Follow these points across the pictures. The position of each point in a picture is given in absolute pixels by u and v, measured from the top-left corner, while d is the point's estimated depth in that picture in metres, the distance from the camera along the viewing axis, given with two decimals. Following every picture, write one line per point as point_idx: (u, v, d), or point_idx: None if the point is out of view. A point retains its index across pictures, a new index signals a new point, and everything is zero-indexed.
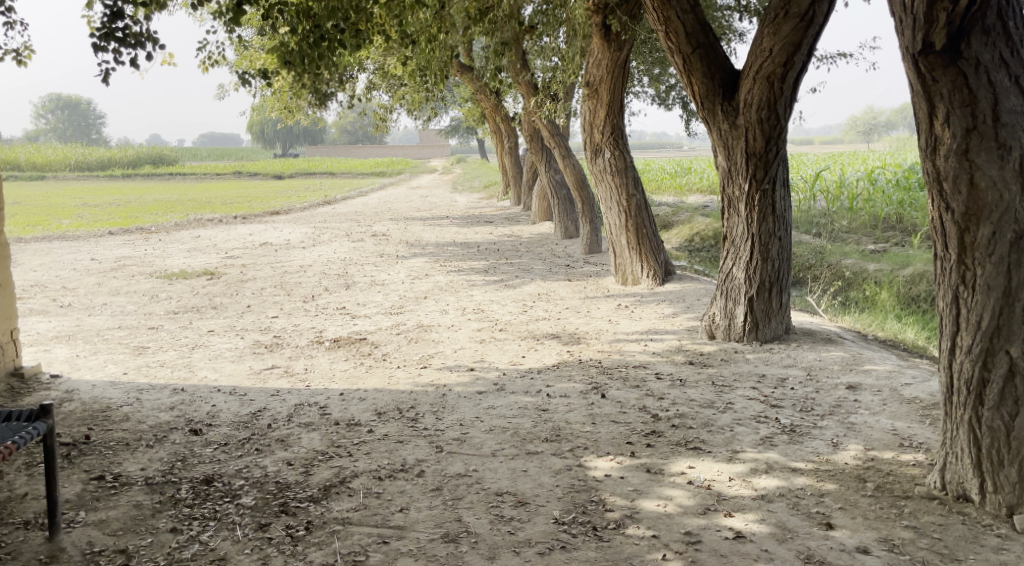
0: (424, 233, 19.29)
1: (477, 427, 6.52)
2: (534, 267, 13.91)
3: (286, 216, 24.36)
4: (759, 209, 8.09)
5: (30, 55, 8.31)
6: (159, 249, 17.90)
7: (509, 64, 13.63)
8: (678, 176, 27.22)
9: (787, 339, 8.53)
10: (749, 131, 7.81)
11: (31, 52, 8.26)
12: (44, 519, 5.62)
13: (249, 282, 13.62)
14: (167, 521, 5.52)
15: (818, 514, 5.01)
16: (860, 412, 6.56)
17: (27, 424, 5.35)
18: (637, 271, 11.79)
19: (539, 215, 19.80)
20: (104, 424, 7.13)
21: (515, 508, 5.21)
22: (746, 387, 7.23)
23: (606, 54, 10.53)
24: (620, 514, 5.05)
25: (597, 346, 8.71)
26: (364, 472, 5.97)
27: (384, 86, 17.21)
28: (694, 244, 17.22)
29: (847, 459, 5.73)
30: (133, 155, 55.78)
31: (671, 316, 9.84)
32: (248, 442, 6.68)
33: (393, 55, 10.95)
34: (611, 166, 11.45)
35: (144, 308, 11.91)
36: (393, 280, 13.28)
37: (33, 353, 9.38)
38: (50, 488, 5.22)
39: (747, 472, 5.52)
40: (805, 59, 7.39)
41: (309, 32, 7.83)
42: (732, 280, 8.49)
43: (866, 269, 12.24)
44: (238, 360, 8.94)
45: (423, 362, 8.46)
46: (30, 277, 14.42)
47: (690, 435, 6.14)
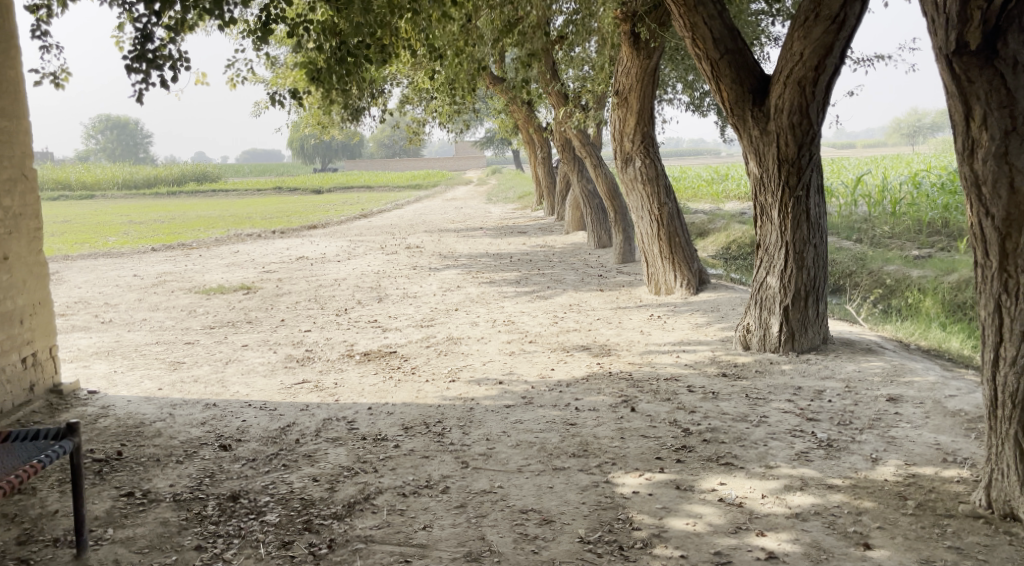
0: (457, 244, 19.26)
1: (504, 442, 6.40)
2: (567, 278, 13.78)
3: (323, 230, 24.53)
4: (792, 217, 7.89)
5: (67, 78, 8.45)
6: (198, 265, 18.09)
7: (539, 75, 13.57)
8: (715, 182, 26.94)
9: (825, 350, 8.29)
10: (781, 137, 7.63)
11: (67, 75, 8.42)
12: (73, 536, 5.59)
13: (284, 296, 13.67)
14: (192, 538, 5.46)
15: (855, 534, 4.80)
16: (901, 426, 6.32)
17: (53, 443, 5.32)
18: (670, 281, 11.61)
19: (572, 225, 19.68)
20: (137, 440, 7.12)
21: (540, 526, 5.08)
22: (781, 400, 7.02)
23: (635, 62, 10.42)
24: (647, 532, 4.90)
25: (628, 358, 8.56)
26: (389, 488, 5.88)
27: (416, 100, 17.23)
28: (731, 253, 16.97)
29: (886, 475, 5.50)
30: (178, 171, 56.68)
31: (705, 327, 9.65)
32: (276, 458, 6.62)
33: (422, 69, 10.93)
34: (642, 175, 11.29)
35: (182, 323, 11.99)
36: (425, 292, 13.24)
37: (73, 369, 9.44)
38: (77, 506, 5.20)
39: (781, 489, 5.33)
40: (837, 62, 7.20)
41: (335, 47, 7.77)
42: (766, 290, 8.29)
43: (909, 276, 11.91)
44: (270, 375, 8.92)
45: (452, 375, 8.37)
46: (73, 294, 14.62)
47: (722, 450, 5.96)
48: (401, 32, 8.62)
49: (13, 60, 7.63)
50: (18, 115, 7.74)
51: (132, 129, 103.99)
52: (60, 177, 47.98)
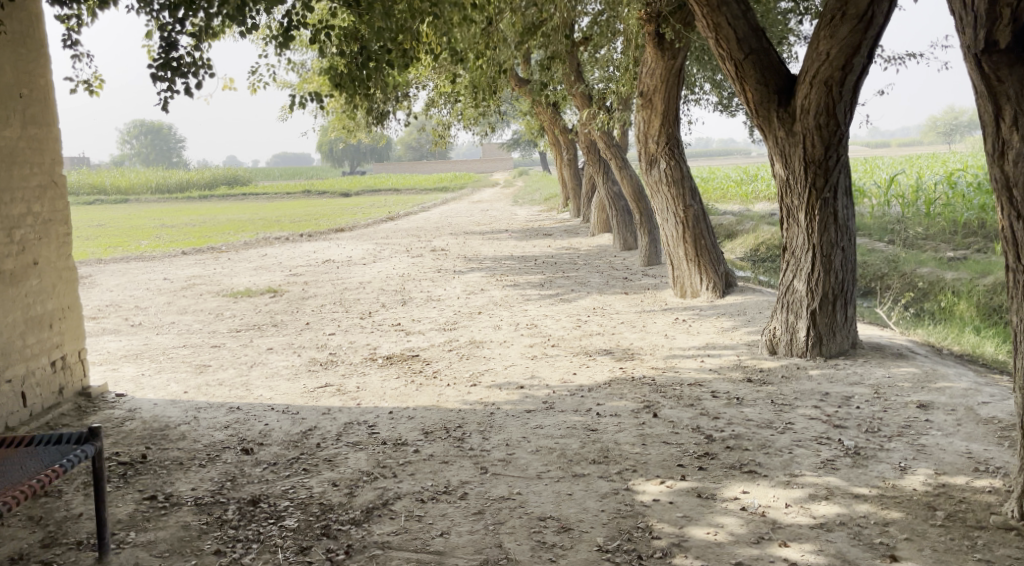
0: (483, 247, 19.21)
1: (524, 448, 6.33)
2: (592, 281, 13.68)
3: (351, 233, 24.60)
4: (819, 219, 7.74)
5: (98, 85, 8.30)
6: (227, 268, 18.19)
7: (563, 76, 13.50)
8: (744, 183, 26.67)
9: (853, 355, 8.13)
10: (807, 138, 7.50)
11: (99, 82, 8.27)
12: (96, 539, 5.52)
13: (310, 300, 13.69)
14: (212, 542, 5.40)
15: (881, 545, 4.67)
16: (932, 434, 6.17)
17: (75, 446, 5.25)
18: (696, 284, 11.48)
19: (598, 227, 19.58)
20: (161, 443, 7.09)
21: (558, 534, 5.00)
22: (808, 406, 6.89)
23: (660, 63, 10.33)
24: (667, 542, 4.80)
25: (652, 362, 8.45)
26: (408, 494, 5.80)
27: (441, 102, 17.23)
28: (759, 255, 16.77)
29: (915, 484, 5.36)
30: (210, 175, 57.22)
31: (731, 331, 9.51)
32: (297, 462, 6.55)
33: (445, 73, 10.89)
34: (667, 177, 11.17)
35: (209, 326, 12.03)
36: (449, 295, 13.21)
37: (101, 372, 9.50)
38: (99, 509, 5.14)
39: (805, 499, 5.20)
40: (865, 61, 7.05)
41: (357, 52, 7.75)
42: (793, 294, 8.14)
43: (943, 278, 11.67)
44: (294, 378, 8.90)
45: (474, 379, 8.31)
46: (104, 298, 14.74)
47: (746, 457, 5.85)
48: (424, 36, 8.59)
49: (43, 67, 7.68)
50: (48, 122, 7.79)
51: (166, 134, 105.17)
52: (96, 181, 48.63)
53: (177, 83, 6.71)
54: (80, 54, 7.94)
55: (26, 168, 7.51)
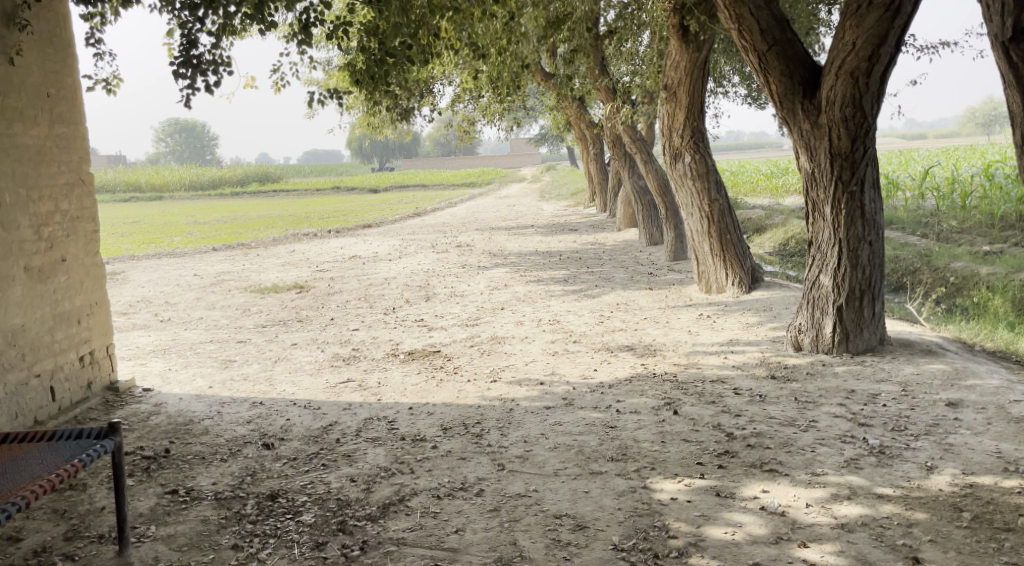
0: (508, 242, 19.15)
1: (542, 445, 6.26)
2: (616, 276, 13.58)
3: (378, 229, 24.67)
4: (846, 213, 7.59)
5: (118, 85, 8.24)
6: (255, 264, 18.29)
7: (587, 69, 13.39)
8: (775, 176, 26.35)
9: (881, 351, 7.96)
10: (833, 131, 7.35)
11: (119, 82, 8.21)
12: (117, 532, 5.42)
13: (335, 295, 13.71)
14: (230, 537, 5.28)
15: (904, 547, 4.55)
16: (960, 433, 6.02)
17: (94, 441, 5.15)
18: (721, 279, 11.34)
19: (624, 222, 19.45)
20: (185, 437, 7.04)
21: (574, 532, 4.91)
22: (832, 404, 6.75)
23: (684, 55, 10.22)
24: (684, 541, 4.71)
25: (674, 359, 8.34)
26: (425, 490, 5.68)
27: (466, 98, 17.19)
28: (788, 249, 16.57)
29: (942, 485, 5.21)
30: (243, 172, 57.65)
31: (755, 327, 9.38)
32: (316, 457, 6.43)
33: (467, 68, 10.82)
34: (692, 171, 11.04)
35: (236, 322, 12.09)
36: (473, 291, 13.17)
37: (129, 366, 9.55)
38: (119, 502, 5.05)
39: (827, 499, 5.08)
40: (892, 51, 6.89)
41: (376, 49, 7.68)
42: (819, 289, 7.99)
43: (977, 273, 11.42)
44: (316, 374, 8.89)
45: (494, 375, 8.26)
46: (134, 294, 14.87)
47: (767, 456, 5.74)
48: (444, 30, 8.52)
49: (70, 66, 7.72)
50: (74, 120, 7.83)
51: (199, 132, 106.01)
52: (131, 179, 49.20)
53: (196, 81, 6.70)
54: (104, 52, 7.94)
55: (53, 166, 7.54)
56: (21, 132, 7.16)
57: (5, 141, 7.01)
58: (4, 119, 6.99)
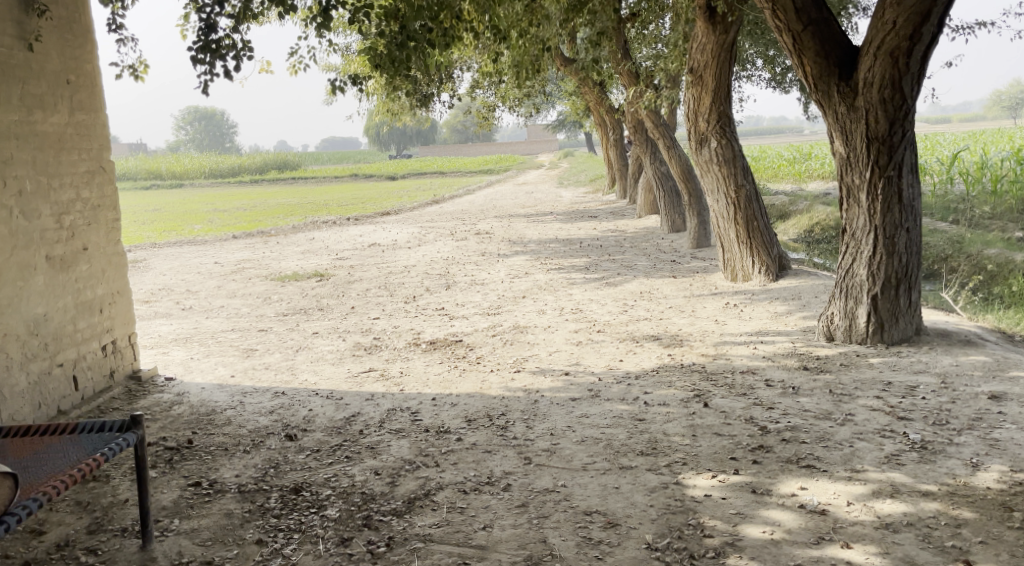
0: (528, 230, 18.97)
1: (569, 438, 6.09)
2: (639, 264, 13.37)
3: (397, 216, 24.56)
4: (882, 199, 7.36)
5: (146, 70, 8.20)
6: (276, 252, 18.20)
7: (609, 54, 13.18)
8: (797, 161, 25.98)
9: (918, 342, 7.73)
10: (870, 114, 7.11)
11: (147, 67, 8.17)
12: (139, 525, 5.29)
13: (356, 283, 13.58)
14: (254, 532, 5.14)
15: (953, 549, 4.35)
16: (1005, 427, 5.79)
17: (115, 435, 5.01)
18: (748, 267, 11.13)
19: (645, 209, 19.20)
20: (207, 428, 6.91)
21: (605, 530, 4.73)
22: (868, 396, 6.55)
23: (711, 38, 9.96)
24: (720, 541, 4.53)
25: (701, 349, 8.14)
26: (450, 484, 5.52)
27: (486, 83, 17.00)
28: (813, 236, 16.31)
29: (989, 483, 5.00)
30: (262, 160, 57.60)
31: (784, 316, 9.18)
32: (339, 449, 6.29)
33: (489, 52, 10.61)
34: (718, 156, 10.81)
35: (256, 310, 11.96)
36: (494, 279, 13.00)
37: (150, 355, 9.44)
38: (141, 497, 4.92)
39: (868, 496, 4.89)
40: (935, 29, 6.66)
41: (396, 32, 7.47)
42: (852, 278, 7.76)
43: (1012, 260, 11.15)
44: (338, 363, 8.75)
45: (517, 365, 8.09)
46: (156, 282, 14.79)
47: (803, 451, 5.55)
48: (466, 13, 8.30)
49: (90, 53, 7.59)
50: (95, 108, 7.69)
51: (218, 120, 105.93)
52: (151, 167, 49.23)
53: (217, 66, 6.58)
54: (123, 37, 7.78)
55: (74, 154, 7.42)
56: (42, 119, 7.04)
57: (25, 129, 6.88)
58: (24, 107, 6.86)
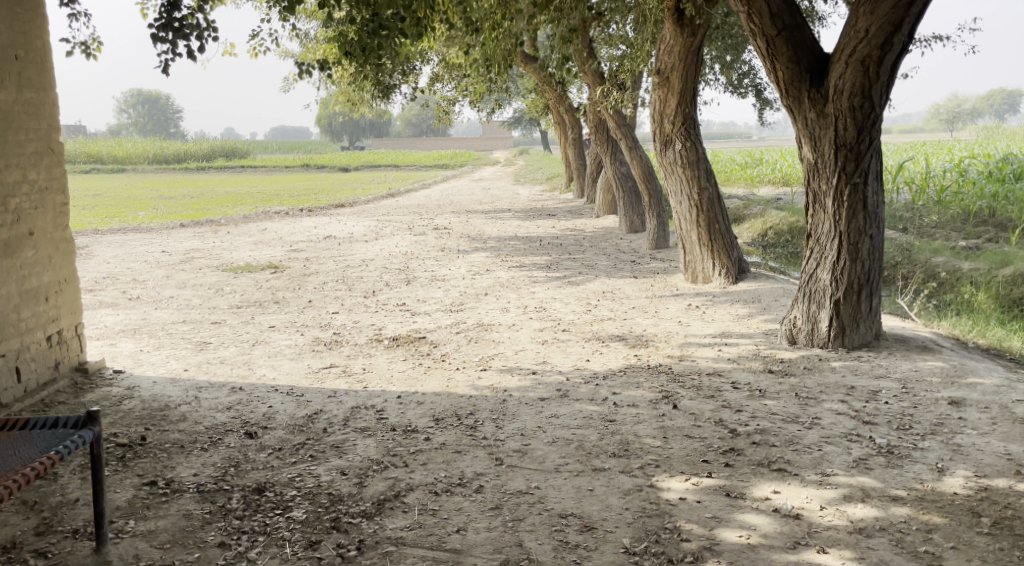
0: (486, 226, 18.90)
1: (540, 439, 6.05)
2: (599, 264, 13.39)
3: (351, 209, 24.33)
4: (848, 205, 7.45)
5: (98, 47, 8.47)
6: (227, 242, 17.87)
7: (575, 52, 13.32)
8: (748, 167, 26.35)
9: (877, 347, 7.85)
10: (839, 121, 7.20)
11: (99, 45, 8.45)
12: (92, 526, 4.91)
13: (312, 276, 13.39)
14: (215, 534, 4.83)
15: (927, 554, 4.41)
16: (967, 433, 5.91)
17: (72, 431, 4.71)
18: (708, 269, 11.24)
19: (603, 208, 19.27)
20: (162, 424, 6.59)
21: (582, 533, 4.70)
22: (834, 400, 6.63)
23: (678, 40, 10.00)
24: (698, 545, 4.53)
25: (667, 350, 8.17)
26: (420, 485, 5.34)
27: (447, 76, 16.91)
28: (768, 239, 16.54)
29: (956, 488, 5.08)
30: (208, 146, 56.55)
31: (747, 319, 9.26)
32: (303, 448, 6.03)
33: (459, 45, 10.36)
34: (682, 158, 10.87)
35: (209, 302, 11.71)
36: (454, 275, 12.91)
37: (98, 347, 9.15)
38: (98, 499, 4.55)
39: (839, 500, 4.94)
40: (905, 39, 6.77)
41: (367, 20, 7.26)
42: (816, 283, 7.85)
43: (961, 268, 11.41)
44: (297, 358, 8.58)
45: (483, 364, 8.04)
46: (102, 270, 14.40)
47: (774, 454, 5.59)
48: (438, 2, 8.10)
49: (41, 30, 7.34)
50: (44, 86, 7.43)
51: (164, 105, 103.54)
52: (92, 150, 47.93)
53: (179, 46, 6.47)
54: (77, 16, 8.11)
55: (21, 134, 7.17)
56: None
57: None
58: None
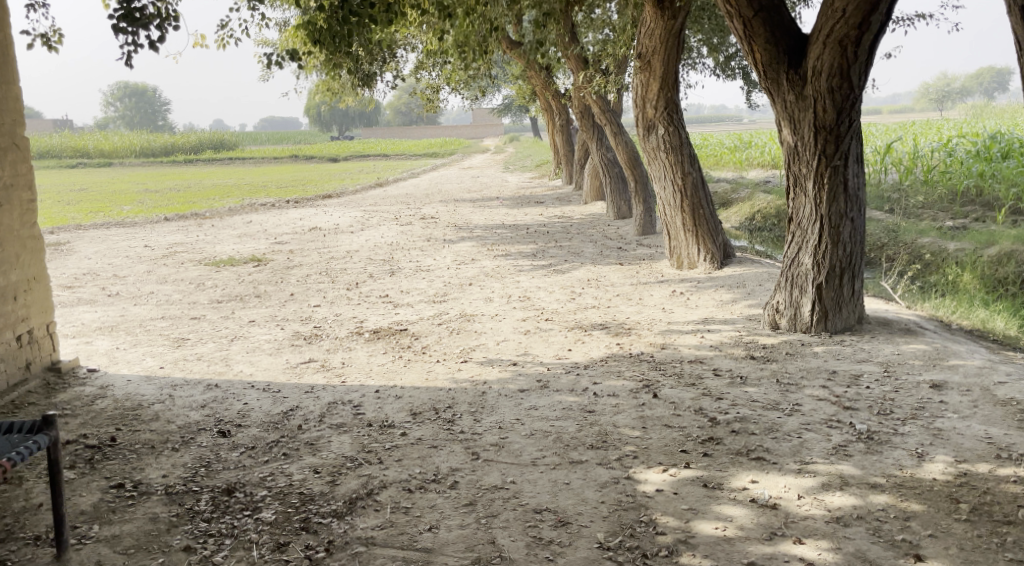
0: (473, 215, 18.79)
1: (517, 431, 5.97)
2: (585, 251, 13.31)
3: (338, 200, 24.16)
4: (829, 187, 7.36)
5: (59, 39, 8.54)
6: (210, 236, 17.71)
7: (556, 37, 13.17)
8: (738, 149, 26.21)
9: (860, 331, 7.78)
10: (819, 103, 7.11)
11: (60, 37, 8.51)
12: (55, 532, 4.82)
13: (294, 269, 13.27)
14: (181, 537, 4.73)
15: (904, 543, 4.35)
16: (948, 416, 5.85)
17: (27, 435, 4.54)
18: (693, 255, 11.16)
19: (591, 195, 19.18)
20: (133, 424, 6.48)
21: (556, 529, 4.62)
22: (815, 386, 6.55)
23: (659, 23, 9.89)
24: (672, 538, 4.47)
25: (649, 338, 8.09)
26: (394, 482, 5.25)
27: (431, 64, 16.73)
28: (755, 224, 16.46)
29: (935, 474, 5.01)
30: (196, 138, 56.20)
31: (731, 304, 9.18)
32: (276, 446, 5.94)
33: (435, 31, 10.11)
34: (665, 143, 10.76)
35: (189, 297, 11.58)
36: (438, 265, 12.82)
37: (74, 345, 9.03)
38: (57, 506, 4.43)
39: (817, 488, 4.88)
40: (883, 18, 6.65)
41: (337, 7, 6.99)
42: (798, 267, 7.78)
43: (946, 249, 11.32)
44: (275, 354, 8.47)
45: (464, 355, 7.95)
46: (83, 266, 14.25)
47: (753, 443, 5.52)
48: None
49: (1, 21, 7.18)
50: (7, 79, 7.28)
51: (150, 97, 102.48)
52: (78, 144, 47.51)
53: (139, 36, 6.36)
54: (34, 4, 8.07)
55: None
56: None
57: None
58: None
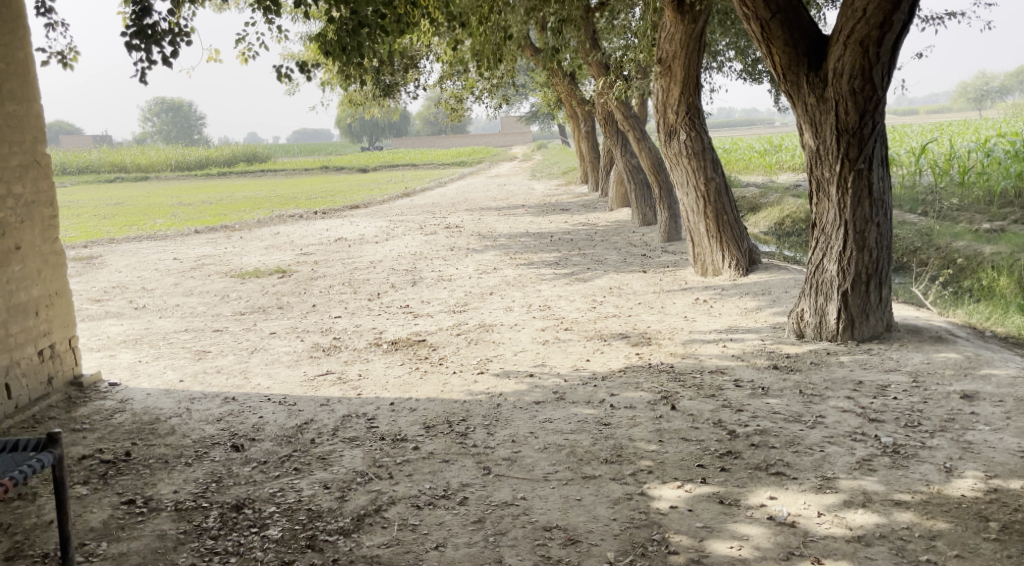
0: (498, 223, 18.69)
1: (531, 445, 5.83)
2: (609, 259, 13.15)
3: (366, 209, 24.23)
4: (853, 192, 7.15)
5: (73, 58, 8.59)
6: (238, 247, 17.79)
7: (578, 44, 12.99)
8: (768, 153, 25.86)
9: (888, 339, 7.55)
10: (840, 105, 6.91)
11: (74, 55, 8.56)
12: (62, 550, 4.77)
13: (319, 280, 13.25)
14: (187, 556, 4.66)
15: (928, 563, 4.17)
16: (978, 429, 5.62)
17: (31, 453, 4.48)
18: (718, 261, 10.95)
19: (617, 201, 19.00)
20: (148, 438, 6.44)
21: (565, 547, 4.49)
22: (839, 397, 6.34)
23: (678, 28, 9.71)
24: (685, 558, 4.32)
25: (670, 348, 7.92)
26: (403, 498, 5.14)
27: (454, 72, 16.67)
28: (784, 229, 16.19)
29: (963, 490, 4.81)
30: (231, 150, 56.86)
31: (755, 312, 8.98)
32: (288, 460, 5.86)
33: (451, 39, 10.04)
34: (687, 148, 10.59)
35: (213, 309, 11.58)
36: (461, 275, 12.73)
37: (97, 358, 9.04)
38: (60, 524, 4.38)
39: (839, 505, 4.70)
40: (905, 17, 6.45)
41: (348, 18, 6.89)
42: (823, 273, 7.57)
43: (981, 253, 11.00)
44: (294, 366, 8.41)
45: (481, 367, 7.84)
46: (111, 279, 14.35)
47: (773, 457, 5.34)
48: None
49: (22, 39, 7.22)
50: (29, 97, 7.32)
51: (186, 110, 103.75)
52: (115, 158, 48.21)
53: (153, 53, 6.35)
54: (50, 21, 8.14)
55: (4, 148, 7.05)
56: None
57: None
58: None
